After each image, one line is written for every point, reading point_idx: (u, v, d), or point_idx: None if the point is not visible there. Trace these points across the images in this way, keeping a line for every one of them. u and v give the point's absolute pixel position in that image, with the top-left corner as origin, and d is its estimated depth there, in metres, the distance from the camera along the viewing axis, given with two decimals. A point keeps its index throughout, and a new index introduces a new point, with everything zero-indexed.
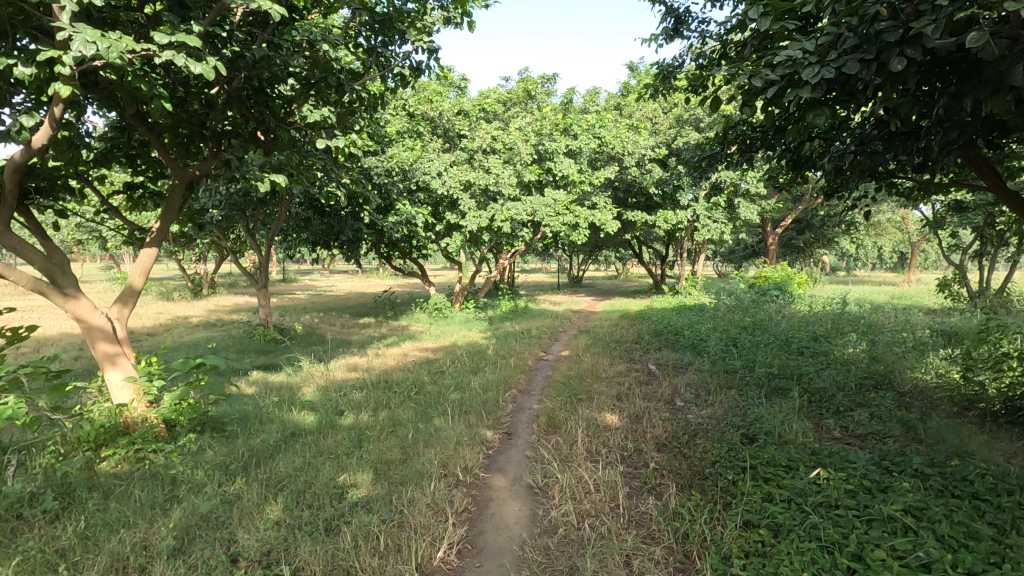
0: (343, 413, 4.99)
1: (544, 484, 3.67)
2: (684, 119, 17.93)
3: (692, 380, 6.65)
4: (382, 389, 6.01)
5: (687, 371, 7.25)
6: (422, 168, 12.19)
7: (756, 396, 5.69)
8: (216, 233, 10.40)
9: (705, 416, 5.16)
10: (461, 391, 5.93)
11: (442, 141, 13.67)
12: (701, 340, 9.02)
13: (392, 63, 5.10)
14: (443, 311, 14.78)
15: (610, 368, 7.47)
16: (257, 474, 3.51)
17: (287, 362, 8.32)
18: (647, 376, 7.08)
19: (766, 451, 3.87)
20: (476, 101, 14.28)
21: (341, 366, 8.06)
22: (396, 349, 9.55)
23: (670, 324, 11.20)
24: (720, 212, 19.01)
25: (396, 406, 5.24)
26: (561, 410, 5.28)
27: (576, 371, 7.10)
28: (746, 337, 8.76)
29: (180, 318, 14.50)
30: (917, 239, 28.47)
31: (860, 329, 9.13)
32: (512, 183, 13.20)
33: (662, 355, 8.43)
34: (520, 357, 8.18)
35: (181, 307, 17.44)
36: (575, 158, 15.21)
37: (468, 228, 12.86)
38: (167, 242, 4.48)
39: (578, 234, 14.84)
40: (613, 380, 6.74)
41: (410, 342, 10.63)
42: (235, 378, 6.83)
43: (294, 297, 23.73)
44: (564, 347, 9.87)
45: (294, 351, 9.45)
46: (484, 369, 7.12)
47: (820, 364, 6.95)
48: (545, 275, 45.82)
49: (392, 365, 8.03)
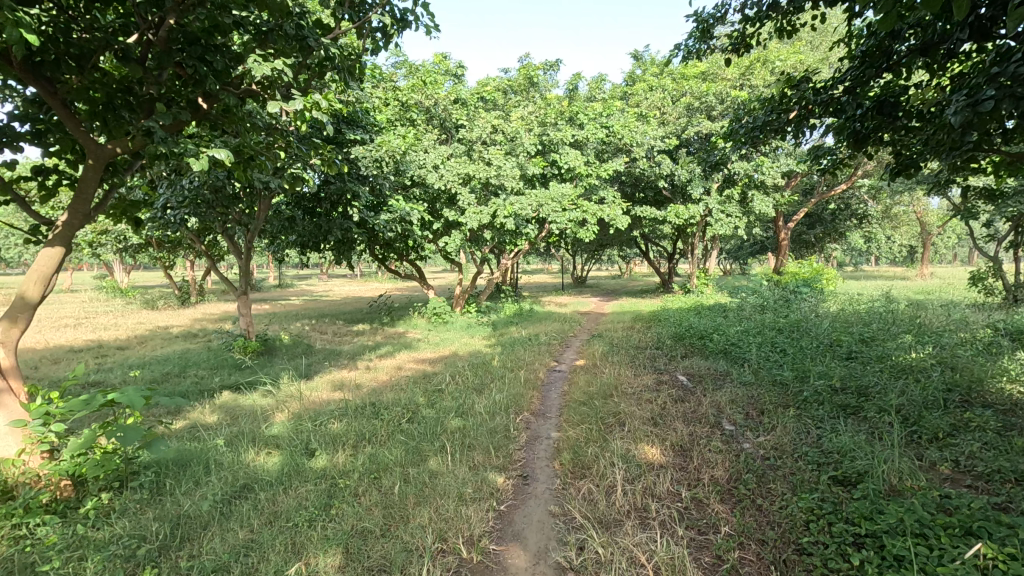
0: (316, 452, 3.95)
1: (580, 565, 2.66)
2: (694, 108, 17.08)
3: (737, 397, 5.60)
4: (368, 416, 4.98)
5: (727, 384, 6.20)
6: (416, 161, 11.23)
7: (824, 420, 4.64)
8: (188, 235, 9.35)
9: (770, 448, 4.12)
10: (463, 417, 4.90)
11: (439, 133, 12.69)
12: (733, 346, 7.97)
13: (369, 11, 4.07)
14: (442, 316, 13.73)
15: (636, 383, 6.43)
16: (175, 565, 2.50)
17: (266, 380, 7.29)
18: (680, 392, 6.02)
19: (882, 508, 2.84)
20: (476, 91, 13.27)
21: (324, 385, 6.99)
22: (389, 362, 8.50)
23: (692, 327, 10.18)
24: (734, 205, 17.95)
25: (381, 442, 4.21)
26: (588, 442, 4.24)
27: (597, 387, 6.06)
28: (785, 342, 7.71)
29: (160, 329, 13.46)
30: (932, 232, 27.51)
31: (912, 330, 8.09)
32: (515, 175, 12.20)
33: (692, 365, 7.38)
34: (530, 370, 7.16)
35: (163, 316, 16.40)
36: (582, 150, 14.23)
37: (467, 225, 11.82)
38: (75, 239, 3.46)
39: (586, 231, 13.67)
40: (643, 398, 5.70)
41: (407, 352, 9.60)
42: (197, 405, 5.80)
43: (288, 302, 22.70)
44: (578, 355, 8.86)
45: (276, 366, 8.40)
46: (490, 386, 6.09)
47: (884, 374, 5.90)
48: (547, 276, 44.93)
49: (383, 382, 6.99)
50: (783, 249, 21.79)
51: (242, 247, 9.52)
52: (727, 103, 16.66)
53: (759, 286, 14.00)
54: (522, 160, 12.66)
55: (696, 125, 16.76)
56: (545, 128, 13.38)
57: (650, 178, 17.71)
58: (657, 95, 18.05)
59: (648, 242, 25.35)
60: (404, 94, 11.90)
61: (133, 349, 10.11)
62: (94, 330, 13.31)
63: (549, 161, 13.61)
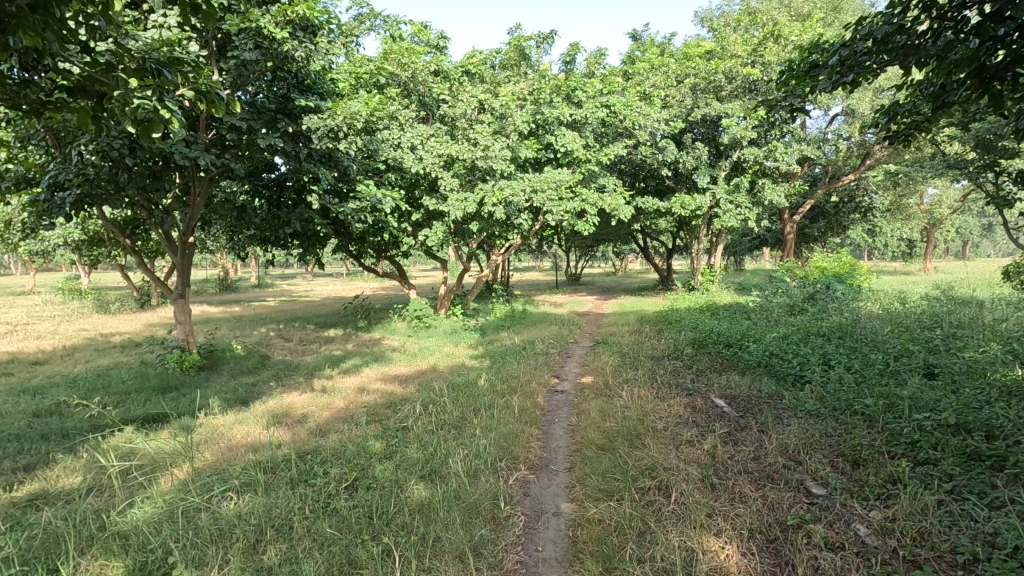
0: (175, 570, 2.38)
1: None
2: (702, 89, 15.77)
3: (813, 439, 4.09)
4: (293, 480, 3.40)
5: (787, 416, 4.67)
6: (390, 140, 9.68)
7: (967, 479, 3.10)
8: (109, 227, 7.64)
9: (912, 547, 2.61)
10: (432, 483, 3.35)
11: (418, 112, 11.12)
12: (777, 358, 6.44)
13: None
14: (424, 319, 12.09)
15: (666, 416, 4.89)
16: None
17: (190, 409, 5.66)
18: (728, 429, 4.49)
19: None
20: (460, 65, 11.76)
21: (261, 417, 5.40)
22: (351, 381, 6.87)
23: (713, 331, 8.73)
24: (744, 195, 16.29)
25: (295, 542, 2.64)
26: (624, 536, 2.74)
27: (617, 423, 4.54)
28: (842, 353, 6.21)
29: (101, 337, 11.75)
30: (940, 224, 26.33)
31: (990, 336, 6.60)
32: (505, 157, 10.66)
33: (731, 387, 5.85)
34: (526, 394, 5.63)
35: (114, 321, 14.63)
36: (580, 131, 12.72)
37: (450, 215, 10.25)
38: None
39: (584, 223, 12.22)
40: (683, 441, 4.19)
41: (376, 365, 8.01)
42: (67, 457, 4.17)
43: (261, 304, 20.98)
44: (583, 369, 7.35)
45: (212, 387, 6.74)
46: (473, 421, 4.53)
47: (1001, 399, 4.40)
48: (539, 274, 43.27)
49: (338, 412, 5.40)
50: (790, 243, 20.44)
51: (178, 241, 7.87)
52: (737, 82, 15.28)
53: (779, 283, 12.53)
54: (513, 141, 11.14)
55: (703, 107, 15.40)
56: (540, 107, 11.85)
57: (652, 165, 16.26)
58: (659, 76, 16.60)
59: (647, 238, 23.87)
60: (377, 62, 10.28)
61: (48, 365, 8.41)
62: (25, 339, 11.57)
63: (544, 143, 12.10)
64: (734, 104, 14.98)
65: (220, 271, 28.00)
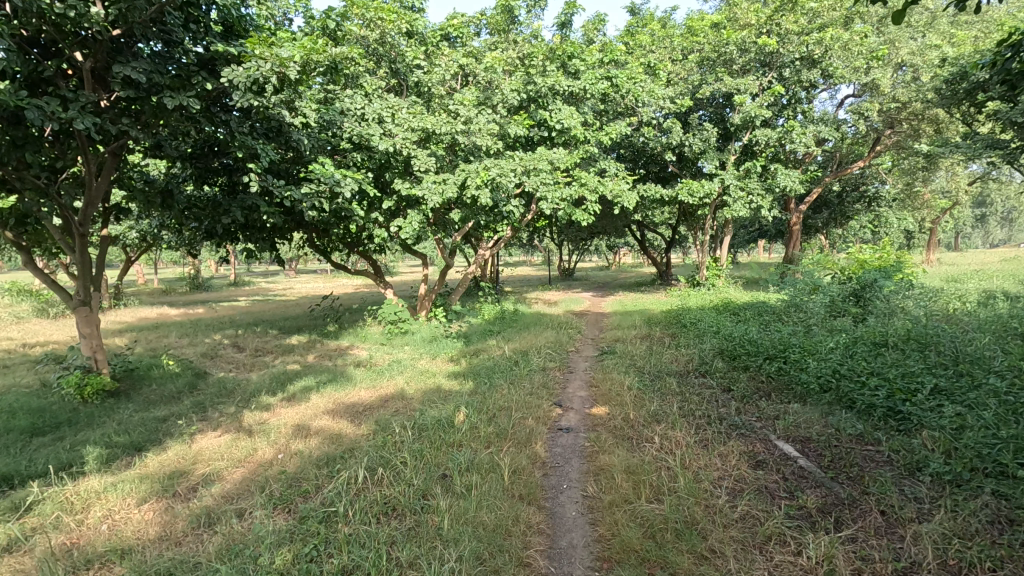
0: None
1: None
2: (711, 62, 14.27)
3: (979, 538, 2.55)
4: None
5: (912, 485, 3.12)
6: (353, 110, 8.06)
7: None
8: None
9: None
10: None
11: (388, 81, 9.48)
12: (848, 382, 4.89)
13: None
14: (401, 324, 10.42)
15: (726, 479, 3.36)
16: None
17: (45, 468, 4.01)
18: (830, 509, 2.96)
19: None
20: (439, 28, 10.09)
21: (141, 481, 3.76)
22: (290, 417, 5.20)
23: (744, 339, 7.15)
24: (754, 181, 14.81)
25: None
26: None
27: (661, 502, 3.02)
28: (937, 374, 4.65)
29: (21, 349, 9.96)
30: (948, 212, 24.95)
31: None
32: (490, 132, 9.09)
33: (799, 424, 4.27)
34: (521, 441, 4.07)
35: (49, 327, 12.78)
36: (577, 106, 11.08)
37: (427, 202, 8.64)
38: None
39: (582, 211, 10.68)
40: (770, 537, 2.67)
41: (329, 388, 6.38)
42: None
43: (229, 305, 19.22)
44: (593, 392, 5.77)
45: (105, 426, 5.11)
46: (440, 502, 2.99)
47: None
48: (529, 270, 41.52)
49: (251, 475, 3.77)
50: (797, 234, 19.02)
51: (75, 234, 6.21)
52: (750, 54, 13.69)
53: (801, 278, 11.01)
54: (500, 115, 9.53)
55: (712, 83, 13.97)
56: (531, 76, 10.24)
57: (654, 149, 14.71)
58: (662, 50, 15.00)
59: (645, 230, 22.32)
60: (337, 18, 8.60)
61: None
62: None
63: (536, 119, 10.49)
64: (747, 79, 13.45)
65: (191, 269, 26.12)
